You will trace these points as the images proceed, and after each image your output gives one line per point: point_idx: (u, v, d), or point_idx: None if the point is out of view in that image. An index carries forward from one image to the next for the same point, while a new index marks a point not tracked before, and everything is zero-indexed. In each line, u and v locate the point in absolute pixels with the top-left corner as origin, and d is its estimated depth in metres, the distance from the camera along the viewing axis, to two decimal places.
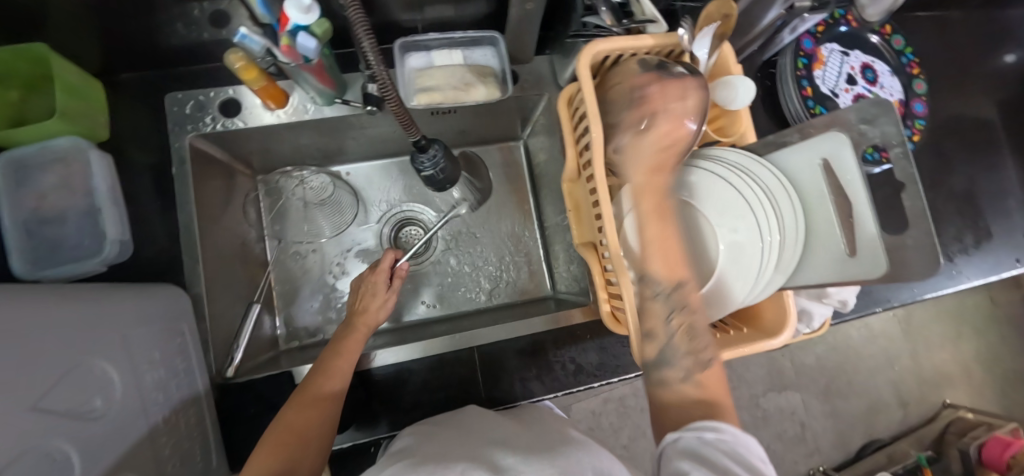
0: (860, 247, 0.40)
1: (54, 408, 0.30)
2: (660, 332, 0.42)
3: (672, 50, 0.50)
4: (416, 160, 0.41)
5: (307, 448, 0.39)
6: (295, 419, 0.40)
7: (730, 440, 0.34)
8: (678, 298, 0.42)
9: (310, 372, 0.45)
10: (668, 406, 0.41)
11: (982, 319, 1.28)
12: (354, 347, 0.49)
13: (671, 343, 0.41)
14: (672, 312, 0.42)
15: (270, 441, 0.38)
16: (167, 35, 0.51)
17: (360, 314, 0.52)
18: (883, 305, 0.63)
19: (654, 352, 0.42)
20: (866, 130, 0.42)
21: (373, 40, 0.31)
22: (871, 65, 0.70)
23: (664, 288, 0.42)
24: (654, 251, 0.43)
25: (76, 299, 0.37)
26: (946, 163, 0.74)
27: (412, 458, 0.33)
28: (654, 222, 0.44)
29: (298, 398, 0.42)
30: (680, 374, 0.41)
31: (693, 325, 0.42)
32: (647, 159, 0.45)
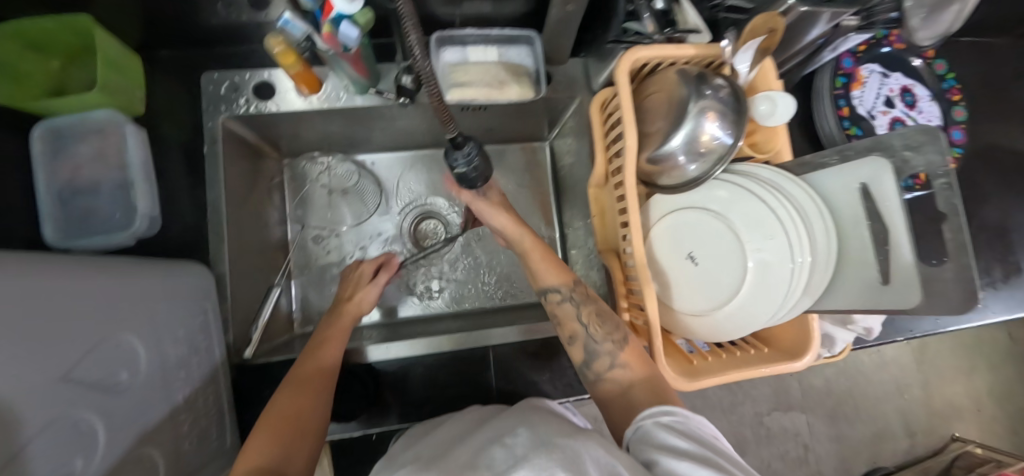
0: (895, 274, 0.40)
1: (83, 380, 0.31)
2: (578, 331, 0.46)
3: (712, 61, 0.51)
4: (450, 156, 0.40)
5: (303, 434, 0.38)
6: (288, 407, 0.40)
7: (684, 420, 0.35)
8: (577, 295, 0.48)
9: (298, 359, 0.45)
10: (614, 395, 0.42)
11: (999, 354, 1.26)
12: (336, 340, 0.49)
13: (588, 337, 0.45)
14: (579, 307, 0.47)
15: (267, 427, 0.38)
16: (208, 15, 0.51)
17: (347, 301, 0.55)
18: (906, 335, 0.61)
19: (580, 354, 0.46)
20: (909, 157, 0.40)
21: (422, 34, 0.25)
22: (911, 89, 0.68)
23: (557, 296, 0.49)
24: (540, 270, 0.51)
25: (108, 271, 0.37)
26: (980, 194, 0.72)
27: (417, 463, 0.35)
28: (526, 236, 0.52)
29: (289, 383, 0.42)
30: (604, 361, 0.44)
31: (602, 310, 0.47)
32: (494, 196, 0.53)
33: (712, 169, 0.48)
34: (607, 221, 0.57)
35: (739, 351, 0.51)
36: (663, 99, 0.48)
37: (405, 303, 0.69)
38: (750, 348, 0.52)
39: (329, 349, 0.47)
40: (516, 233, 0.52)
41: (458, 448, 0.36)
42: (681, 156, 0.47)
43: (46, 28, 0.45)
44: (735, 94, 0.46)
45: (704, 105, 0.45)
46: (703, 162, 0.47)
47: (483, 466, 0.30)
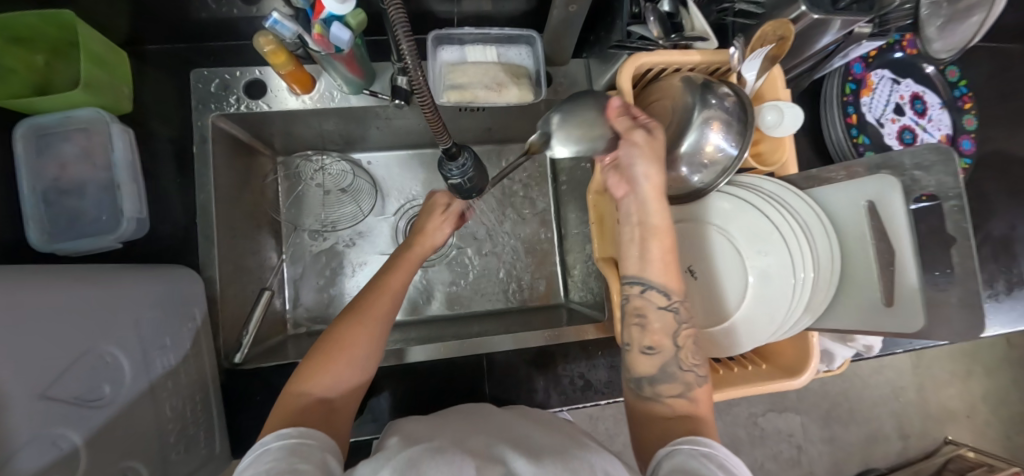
0: (899, 296, 0.39)
1: (62, 396, 0.30)
2: (668, 346, 0.40)
3: (719, 67, 0.48)
4: (444, 167, 0.39)
5: (357, 371, 0.40)
6: (345, 333, 0.40)
7: (723, 455, 0.33)
8: (681, 310, 0.41)
9: (363, 292, 0.45)
10: (653, 421, 0.39)
11: (994, 360, 1.26)
12: (399, 279, 0.47)
13: (672, 358, 0.40)
14: (680, 323, 0.41)
15: (329, 357, 0.38)
16: (197, 9, 0.49)
17: (420, 234, 0.54)
18: (903, 348, 0.60)
19: (651, 366, 0.40)
20: (919, 176, 0.38)
21: (409, 30, 0.25)
22: (922, 96, 0.66)
23: (661, 298, 0.40)
24: (656, 263, 0.40)
25: (90, 281, 0.36)
26: (987, 205, 0.71)
27: (433, 441, 0.33)
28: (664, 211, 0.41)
29: (350, 315, 0.42)
30: (676, 388, 0.40)
31: (695, 337, 0.42)
32: (653, 155, 0.40)
33: (716, 180, 0.46)
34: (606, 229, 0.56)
35: (736, 367, 0.50)
36: (667, 107, 0.46)
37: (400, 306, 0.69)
38: (747, 364, 0.51)
39: (392, 288, 0.46)
40: (653, 202, 0.40)
41: (471, 438, 0.34)
42: (683, 167, 0.46)
43: (28, 23, 0.43)
44: (741, 103, 0.45)
45: (709, 115, 0.44)
46: (707, 173, 0.46)
47: (501, 462, 0.29)
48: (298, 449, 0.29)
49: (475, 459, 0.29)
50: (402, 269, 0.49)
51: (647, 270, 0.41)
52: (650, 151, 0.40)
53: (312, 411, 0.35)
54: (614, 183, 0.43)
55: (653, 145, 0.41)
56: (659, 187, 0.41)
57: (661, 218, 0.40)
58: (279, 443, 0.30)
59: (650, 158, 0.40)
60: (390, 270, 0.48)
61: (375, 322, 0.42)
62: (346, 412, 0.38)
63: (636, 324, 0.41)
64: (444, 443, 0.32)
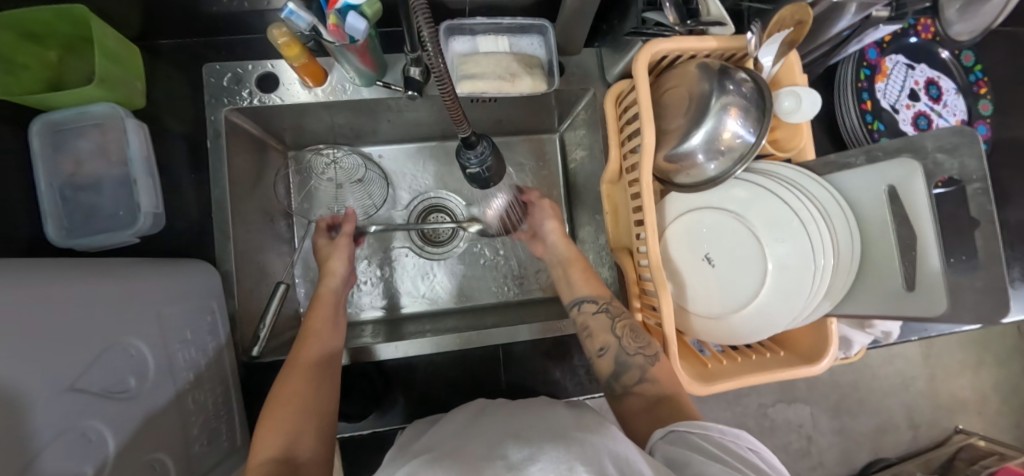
0: (921, 281, 0.39)
1: (89, 388, 0.30)
2: (611, 342, 0.49)
3: (735, 53, 0.48)
4: (463, 156, 0.39)
5: (308, 418, 0.40)
6: (283, 391, 0.42)
7: (716, 433, 0.37)
8: (612, 308, 0.52)
9: (293, 346, 0.48)
10: (640, 408, 0.44)
11: (1006, 350, 1.26)
12: (320, 317, 0.51)
13: (621, 349, 0.48)
14: (613, 320, 0.50)
15: (266, 418, 0.40)
16: (208, 3, 0.49)
17: (328, 277, 0.56)
18: (920, 335, 0.60)
19: (609, 365, 0.48)
20: (942, 160, 0.38)
21: (432, 25, 0.27)
22: (937, 81, 0.65)
23: (592, 306, 0.53)
24: (580, 285, 0.56)
25: (111, 275, 0.36)
26: (1003, 192, 0.70)
27: (432, 453, 0.35)
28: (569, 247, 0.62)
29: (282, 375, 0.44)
30: (635, 375, 0.45)
31: (635, 325, 0.49)
32: (550, 212, 0.65)
33: (731, 167, 0.46)
34: (621, 219, 0.55)
35: (754, 354, 0.50)
36: (683, 94, 0.46)
37: (413, 300, 0.69)
38: (765, 351, 0.50)
39: (316, 329, 0.49)
40: (560, 247, 0.62)
41: (468, 441, 0.35)
42: (700, 155, 0.45)
43: (39, 18, 0.43)
44: (758, 89, 0.45)
45: (726, 101, 0.43)
46: (723, 160, 0.46)
47: (497, 457, 0.30)
48: None
49: (479, 459, 0.30)
50: (320, 306, 0.52)
51: (575, 290, 0.56)
52: (548, 213, 0.65)
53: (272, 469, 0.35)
54: (536, 247, 0.65)
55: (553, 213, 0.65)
56: (561, 233, 0.63)
57: (568, 252, 0.61)
58: None
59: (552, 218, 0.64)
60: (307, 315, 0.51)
61: (303, 367, 0.44)
62: (316, 464, 0.38)
63: (586, 335, 0.51)
64: (441, 454, 0.34)
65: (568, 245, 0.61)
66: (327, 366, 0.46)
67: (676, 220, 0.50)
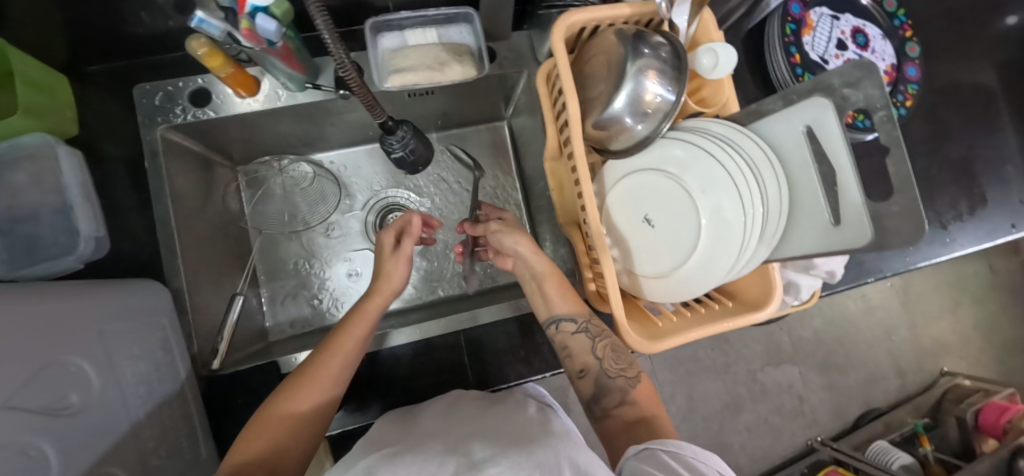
0: (845, 214, 0.38)
1: (28, 405, 0.30)
2: (591, 364, 0.48)
3: (652, 18, 0.49)
4: (385, 141, 0.41)
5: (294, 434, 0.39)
6: (286, 398, 0.40)
7: (688, 453, 0.36)
8: (591, 328, 0.49)
9: (312, 353, 0.43)
10: (617, 430, 0.44)
11: (980, 288, 1.29)
12: (354, 339, 0.44)
13: (601, 371, 0.47)
14: (594, 340, 0.49)
15: (259, 418, 0.39)
16: (132, 25, 0.49)
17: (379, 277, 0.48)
18: (876, 276, 0.67)
19: (589, 387, 0.48)
20: (848, 94, 0.39)
21: (329, 20, 0.26)
22: (863, 29, 0.67)
23: (570, 326, 0.49)
24: (557, 299, 0.50)
25: (45, 295, 0.36)
26: (942, 131, 0.73)
27: (392, 447, 0.35)
28: (544, 262, 0.50)
29: (291, 383, 0.41)
30: (617, 397, 0.46)
31: (615, 345, 0.49)
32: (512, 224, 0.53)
33: (659, 127, 0.48)
34: (566, 195, 0.55)
35: (704, 308, 0.52)
36: (603, 62, 0.47)
37: None
38: (715, 303, 0.52)
39: (345, 353, 0.43)
40: (534, 256, 0.50)
41: (432, 439, 0.35)
42: (627, 118, 0.47)
43: None
44: (675, 51, 0.46)
45: (643, 64, 0.44)
46: (650, 121, 0.47)
47: (462, 454, 0.31)
48: None
49: (437, 457, 0.31)
50: (360, 325, 0.45)
51: (552, 307, 0.50)
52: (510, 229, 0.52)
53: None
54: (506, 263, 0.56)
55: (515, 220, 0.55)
56: (530, 245, 0.50)
57: (541, 265, 0.50)
58: None
59: (512, 231, 0.51)
60: (342, 327, 0.45)
61: (319, 384, 0.41)
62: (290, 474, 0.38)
63: (566, 354, 0.50)
64: (401, 448, 0.34)
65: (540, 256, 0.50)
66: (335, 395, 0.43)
67: (614, 188, 0.52)
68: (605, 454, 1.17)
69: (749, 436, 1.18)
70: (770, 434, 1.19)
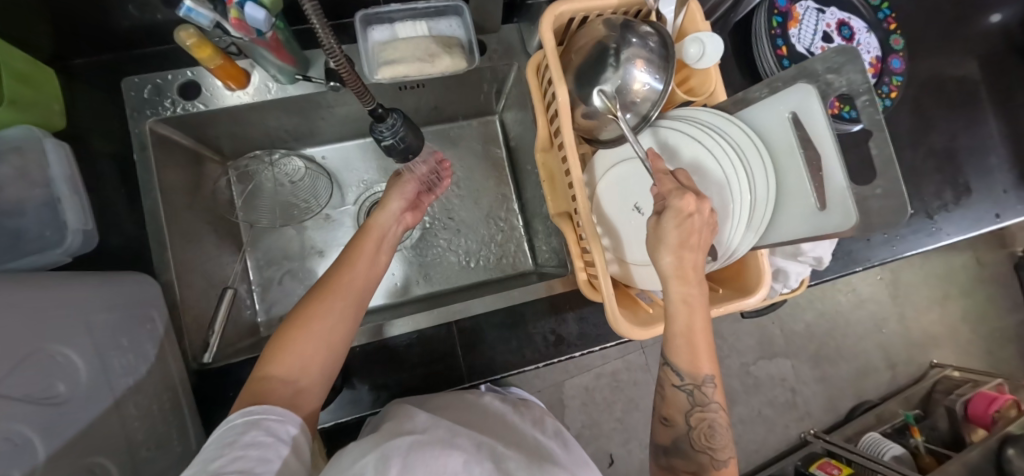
0: (831, 199, 0.39)
1: (13, 393, 0.30)
2: (679, 426, 0.45)
3: (639, 9, 0.50)
4: (374, 129, 0.40)
5: (319, 351, 0.40)
6: (308, 311, 0.40)
7: None
8: (696, 395, 0.44)
9: (330, 266, 0.45)
10: None
11: (968, 280, 1.32)
12: (367, 248, 0.48)
13: (685, 436, 0.45)
14: (694, 407, 0.44)
15: (285, 332, 0.39)
16: (118, 17, 0.49)
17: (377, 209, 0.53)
18: (864, 264, 0.68)
19: (667, 436, 0.46)
20: (832, 80, 0.40)
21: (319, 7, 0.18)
22: (848, 22, 0.69)
23: (677, 381, 0.44)
24: (681, 349, 0.42)
25: (32, 284, 0.36)
26: (927, 123, 0.74)
27: (419, 435, 0.36)
28: (682, 290, 0.40)
29: (315, 291, 0.42)
30: (692, 466, 0.45)
31: (715, 423, 0.44)
32: (669, 236, 0.39)
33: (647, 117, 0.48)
34: (557, 186, 0.55)
35: None
36: (593, 53, 0.47)
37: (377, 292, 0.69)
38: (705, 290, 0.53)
39: (361, 257, 0.47)
40: (676, 287, 0.40)
41: (459, 438, 0.37)
42: (616, 108, 0.47)
43: None
44: (662, 40, 0.46)
45: (630, 54, 0.45)
46: (638, 110, 0.47)
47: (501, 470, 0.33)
48: (261, 421, 0.32)
49: (462, 457, 0.33)
50: (370, 236, 0.50)
51: (677, 355, 0.43)
52: (668, 244, 0.39)
53: (277, 392, 0.36)
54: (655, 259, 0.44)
55: (687, 238, 0.39)
56: (677, 274, 0.40)
57: (674, 296, 0.40)
58: (263, 415, 0.33)
59: (670, 250, 0.39)
60: (355, 243, 0.48)
61: (338, 299, 0.42)
62: (312, 393, 0.39)
63: (660, 397, 0.47)
64: (426, 438, 0.35)
65: (677, 299, 0.40)
66: (363, 293, 0.45)
67: (603, 179, 0.51)
68: (601, 449, 1.18)
69: (743, 429, 1.19)
70: (763, 427, 1.20)
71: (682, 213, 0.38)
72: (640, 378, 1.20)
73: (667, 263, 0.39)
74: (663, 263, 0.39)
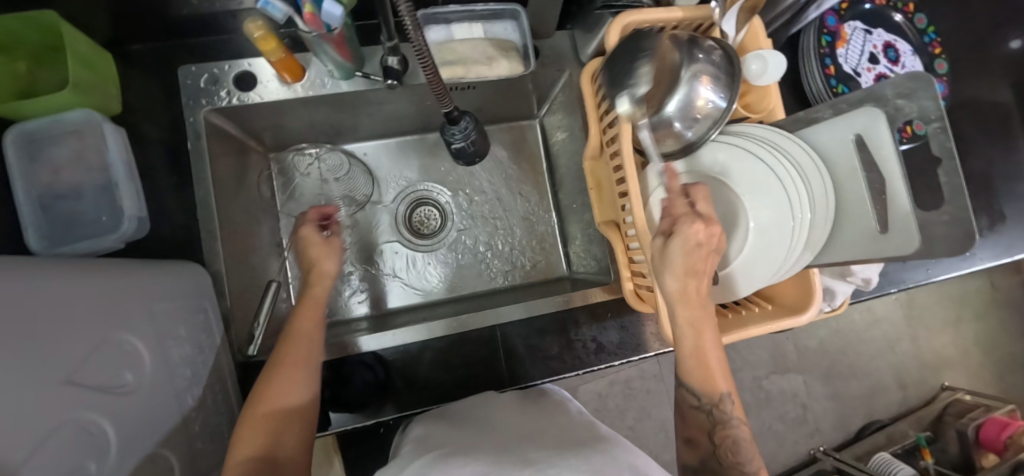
0: (893, 223, 0.39)
1: (88, 382, 0.30)
2: (704, 445, 0.43)
3: (701, 24, 0.50)
4: (448, 132, 0.45)
5: (288, 422, 0.39)
6: (270, 391, 0.40)
7: None
8: (715, 412, 0.43)
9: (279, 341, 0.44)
10: None
11: (983, 304, 1.32)
12: (308, 319, 0.47)
13: (711, 452, 0.43)
14: (715, 424, 0.43)
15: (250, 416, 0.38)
16: (179, 6, 0.49)
17: (315, 271, 0.51)
18: (899, 286, 0.68)
19: (694, 457, 0.44)
20: (902, 105, 0.40)
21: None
22: (894, 44, 0.69)
23: (693, 400, 0.44)
24: (692, 369, 0.43)
25: (99, 271, 0.36)
26: (964, 148, 0.75)
27: (444, 448, 0.37)
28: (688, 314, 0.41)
29: (270, 368, 0.42)
30: None
31: (738, 438, 0.43)
32: (681, 264, 0.39)
33: (706, 133, 0.48)
34: (605, 194, 0.55)
35: (743, 311, 0.52)
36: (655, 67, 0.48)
37: (408, 292, 0.70)
38: (754, 306, 0.53)
39: (306, 332, 0.45)
40: (686, 311, 0.41)
41: (486, 442, 0.37)
42: (676, 122, 0.47)
43: (11, 26, 0.42)
44: (726, 57, 0.46)
45: (696, 69, 0.45)
46: (699, 126, 0.47)
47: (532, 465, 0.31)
48: None
49: (495, 457, 0.33)
50: (308, 312, 0.47)
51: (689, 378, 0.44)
52: (676, 263, 0.40)
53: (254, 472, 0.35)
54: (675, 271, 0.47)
55: (695, 264, 0.40)
56: (686, 296, 0.40)
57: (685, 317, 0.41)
58: None
59: (677, 273, 0.40)
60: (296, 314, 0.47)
61: (297, 368, 0.42)
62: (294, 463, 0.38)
63: (680, 420, 0.46)
64: (452, 449, 0.36)
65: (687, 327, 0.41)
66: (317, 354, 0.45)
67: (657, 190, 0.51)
68: None
69: None
70: (773, 442, 1.20)
71: (690, 240, 0.40)
72: (653, 386, 1.20)
73: (676, 286, 0.40)
74: (670, 287, 0.40)
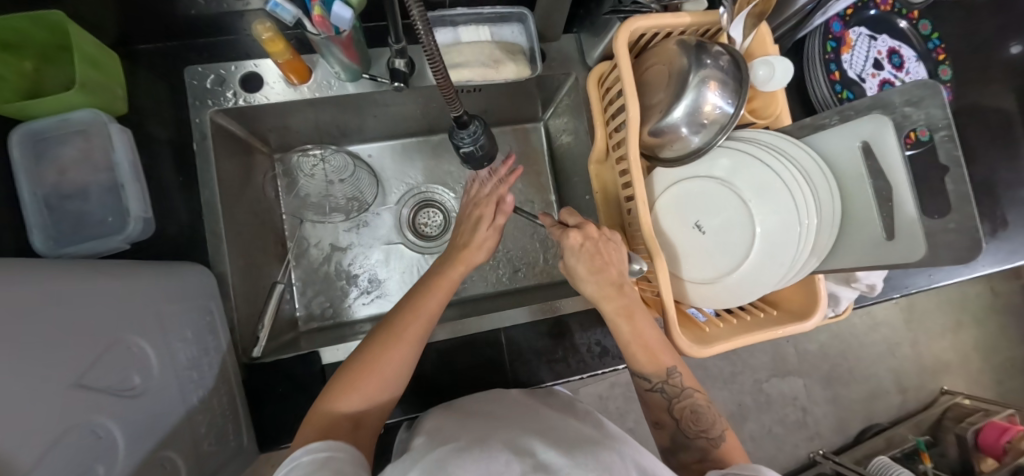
0: (899, 230, 0.40)
1: (97, 385, 0.30)
2: (667, 421, 0.48)
3: (709, 29, 0.50)
4: (456, 135, 0.44)
5: (379, 394, 0.41)
6: (370, 359, 0.40)
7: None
8: (670, 389, 0.48)
9: (399, 308, 0.44)
10: None
11: (982, 309, 1.32)
12: (434, 299, 0.45)
13: (677, 429, 0.47)
14: (670, 400, 0.48)
15: (347, 376, 0.40)
16: (185, 7, 0.48)
17: (463, 248, 0.49)
18: (901, 291, 0.68)
19: (665, 438, 0.49)
20: (910, 112, 0.41)
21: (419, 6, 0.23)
22: (898, 50, 0.69)
23: (645, 384, 0.49)
24: (637, 354, 0.47)
25: (107, 273, 0.36)
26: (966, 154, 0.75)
27: (456, 442, 0.37)
28: (608, 306, 0.46)
29: (382, 334, 0.42)
30: (694, 454, 0.46)
31: (696, 406, 0.47)
32: (581, 269, 0.45)
33: (714, 139, 0.48)
34: (610, 198, 0.55)
35: (749, 315, 0.53)
36: (663, 71, 0.48)
37: None
38: (760, 311, 0.53)
39: (427, 311, 0.44)
40: (609, 304, 0.46)
41: (497, 437, 0.37)
42: (684, 127, 0.47)
43: (18, 26, 0.42)
44: (735, 62, 0.46)
45: (705, 75, 0.45)
46: (706, 132, 0.47)
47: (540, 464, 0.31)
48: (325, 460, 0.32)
49: (506, 453, 0.33)
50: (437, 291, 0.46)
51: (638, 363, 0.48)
52: (584, 259, 0.45)
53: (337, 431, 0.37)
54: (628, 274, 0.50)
55: (596, 261, 0.45)
56: (600, 292, 0.45)
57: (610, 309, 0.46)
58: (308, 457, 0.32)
59: (586, 275, 0.45)
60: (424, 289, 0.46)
61: (403, 347, 0.41)
62: (371, 430, 0.41)
63: (645, 404, 0.50)
64: (466, 443, 0.36)
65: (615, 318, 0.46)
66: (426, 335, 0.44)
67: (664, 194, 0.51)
68: None
69: (754, 446, 1.19)
70: (773, 445, 1.21)
71: (575, 248, 0.45)
72: None
73: (590, 290, 0.46)
74: (585, 290, 0.46)
